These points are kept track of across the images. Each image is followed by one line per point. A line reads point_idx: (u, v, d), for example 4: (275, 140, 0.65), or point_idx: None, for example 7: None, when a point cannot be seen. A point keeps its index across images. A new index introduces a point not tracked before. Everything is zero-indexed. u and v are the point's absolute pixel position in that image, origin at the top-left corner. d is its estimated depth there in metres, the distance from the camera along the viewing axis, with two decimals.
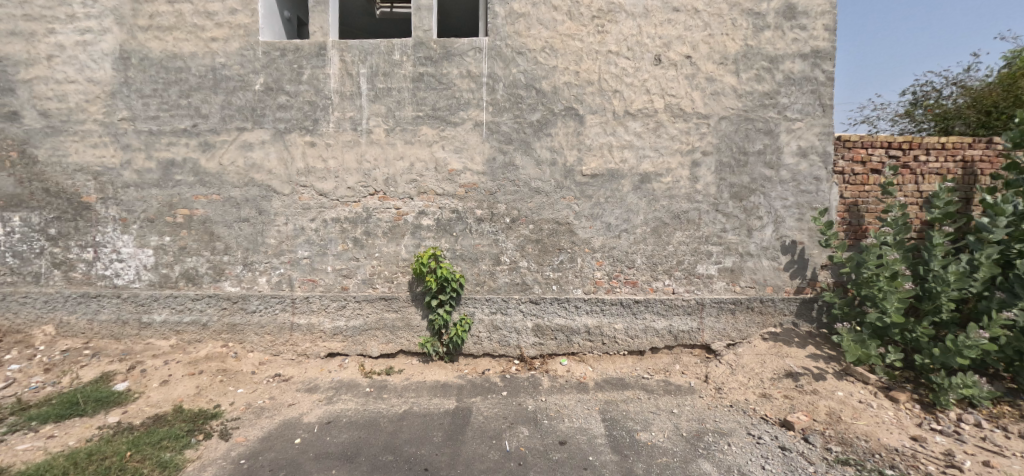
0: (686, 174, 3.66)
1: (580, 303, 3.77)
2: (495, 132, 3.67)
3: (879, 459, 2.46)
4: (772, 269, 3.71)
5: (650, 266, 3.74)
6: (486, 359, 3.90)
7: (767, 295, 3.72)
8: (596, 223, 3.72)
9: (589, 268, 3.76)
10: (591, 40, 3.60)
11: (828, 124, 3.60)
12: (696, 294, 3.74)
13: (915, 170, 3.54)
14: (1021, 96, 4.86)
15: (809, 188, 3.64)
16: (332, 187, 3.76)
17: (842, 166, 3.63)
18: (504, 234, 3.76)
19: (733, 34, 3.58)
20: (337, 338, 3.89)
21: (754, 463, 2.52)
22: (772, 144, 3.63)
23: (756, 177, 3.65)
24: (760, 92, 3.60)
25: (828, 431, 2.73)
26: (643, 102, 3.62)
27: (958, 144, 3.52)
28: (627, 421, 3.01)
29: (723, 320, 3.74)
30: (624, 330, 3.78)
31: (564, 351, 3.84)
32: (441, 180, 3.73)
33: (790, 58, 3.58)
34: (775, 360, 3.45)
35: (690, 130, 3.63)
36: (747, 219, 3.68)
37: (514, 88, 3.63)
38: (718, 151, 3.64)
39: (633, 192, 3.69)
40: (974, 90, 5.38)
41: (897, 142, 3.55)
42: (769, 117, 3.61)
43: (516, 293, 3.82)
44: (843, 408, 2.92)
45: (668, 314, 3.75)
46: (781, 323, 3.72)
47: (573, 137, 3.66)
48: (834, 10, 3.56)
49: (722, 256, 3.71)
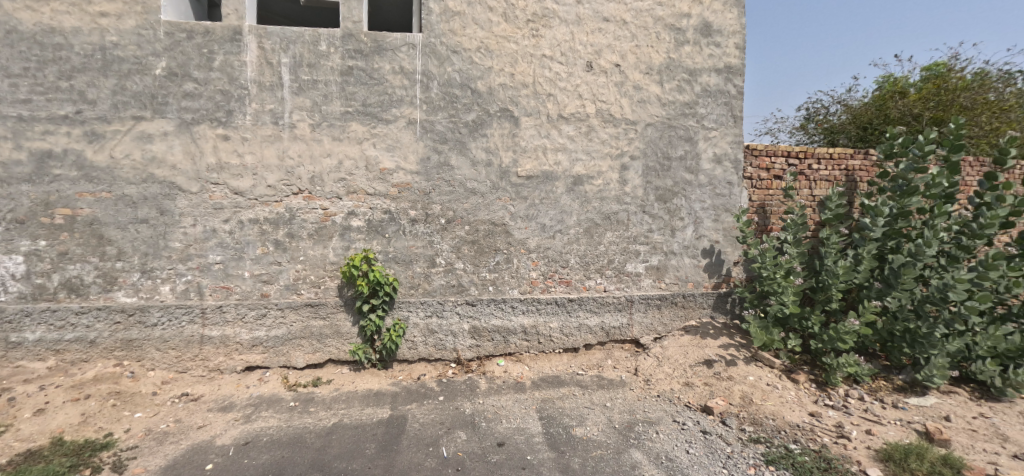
0: (616, 177, 3.83)
1: (517, 303, 3.79)
2: (429, 131, 3.59)
3: (785, 435, 2.73)
4: (692, 267, 3.98)
5: (583, 266, 3.85)
6: (422, 364, 3.79)
7: (688, 290, 3.99)
8: (531, 224, 3.77)
9: (525, 268, 3.80)
10: (526, 43, 3.64)
11: (738, 133, 3.95)
12: (625, 291, 3.92)
13: (810, 176, 3.99)
14: (889, 115, 5.74)
15: (723, 192, 3.96)
16: (249, 185, 3.44)
17: (751, 172, 4.01)
18: (440, 235, 3.68)
19: (657, 46, 3.80)
20: (256, 349, 3.57)
21: (680, 449, 2.67)
22: (691, 151, 3.90)
23: (678, 181, 3.90)
24: (681, 102, 3.86)
25: (742, 413, 2.97)
26: (576, 106, 3.73)
27: (842, 155, 4.01)
28: (564, 418, 3.07)
29: (650, 315, 3.95)
30: (559, 328, 3.86)
31: (500, 352, 3.83)
32: (372, 179, 3.56)
33: (707, 72, 3.89)
34: (696, 350, 3.71)
35: (619, 135, 3.80)
36: (670, 220, 3.93)
37: (449, 87, 3.57)
38: (644, 155, 3.84)
39: (566, 194, 3.78)
40: (853, 108, 6.23)
41: (795, 151, 3.98)
42: (689, 126, 3.88)
43: (452, 295, 3.75)
44: (754, 391, 3.20)
45: (600, 311, 3.89)
46: (701, 316, 4.01)
47: (509, 139, 3.67)
48: (743, 31, 3.92)
49: (649, 255, 3.92)
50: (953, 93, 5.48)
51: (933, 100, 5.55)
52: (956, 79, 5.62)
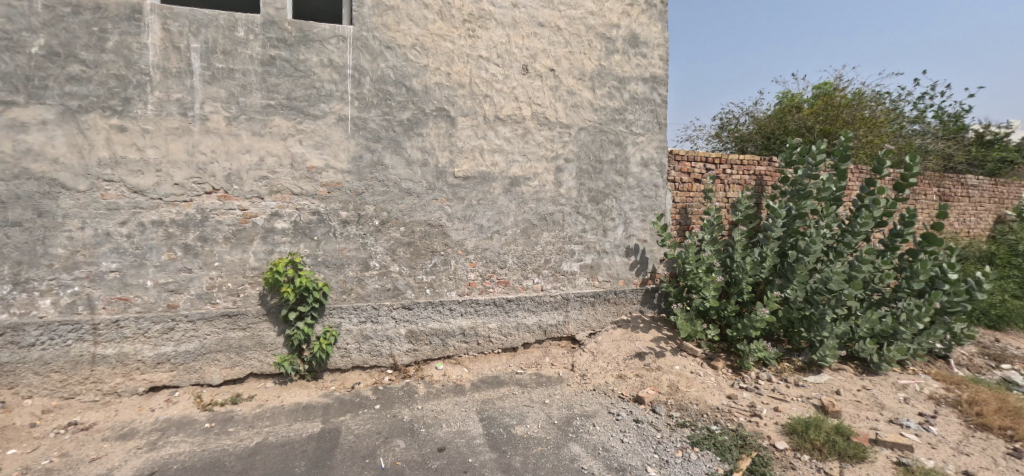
0: (551, 178, 3.93)
1: (455, 305, 3.75)
2: (361, 128, 3.44)
3: (707, 418, 2.95)
4: (623, 264, 4.19)
5: (520, 266, 3.90)
6: (356, 372, 3.62)
7: (620, 287, 4.19)
8: (469, 224, 3.75)
9: (463, 270, 3.76)
10: (462, 43, 3.62)
11: (663, 139, 4.23)
12: (562, 290, 4.02)
13: (724, 180, 4.37)
14: (788, 127, 6.46)
15: (650, 194, 4.21)
16: (152, 183, 3.08)
17: (674, 175, 4.30)
18: (374, 237, 3.54)
19: (589, 53, 3.96)
20: (162, 367, 3.19)
21: (615, 439, 2.78)
22: (621, 154, 4.10)
23: (610, 183, 4.09)
24: (611, 108, 4.05)
25: (670, 400, 3.17)
26: (512, 108, 3.77)
27: (751, 162, 4.44)
28: (504, 418, 3.07)
29: (585, 312, 4.09)
30: (498, 329, 3.87)
31: (439, 355, 3.77)
32: (297, 178, 3.34)
33: (635, 81, 4.11)
34: (627, 344, 3.90)
35: (554, 138, 3.90)
36: (602, 220, 4.10)
37: (382, 84, 3.45)
38: (578, 158, 3.98)
39: (504, 195, 3.81)
40: (759, 120, 6.93)
41: (711, 157, 4.34)
42: (619, 131, 4.08)
43: (387, 299, 3.62)
44: (679, 379, 3.43)
45: (538, 310, 3.96)
46: (631, 311, 4.23)
47: (445, 138, 3.62)
48: (666, 44, 4.20)
49: (583, 254, 4.06)
50: (838, 109, 6.29)
51: (822, 115, 6.33)
52: (840, 97, 6.45)
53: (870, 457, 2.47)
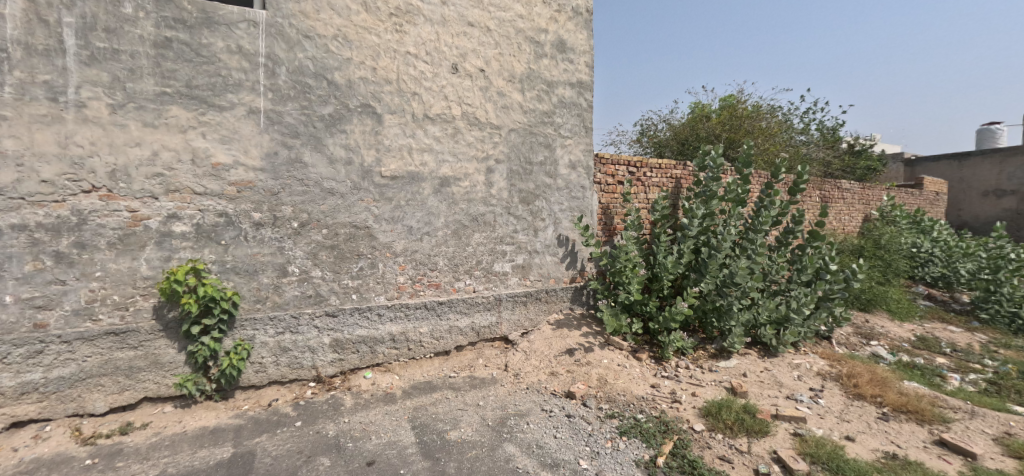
0: (482, 179, 3.92)
1: (384, 311, 3.59)
2: (276, 122, 3.18)
3: (633, 407, 3.09)
4: (553, 264, 4.29)
5: (452, 267, 3.83)
6: (273, 387, 3.33)
7: (550, 286, 4.29)
8: (397, 226, 3.61)
9: (392, 273, 3.62)
10: (388, 38, 3.49)
11: (589, 143, 4.41)
12: (494, 291, 4.02)
13: (645, 182, 4.66)
14: (699, 135, 7.08)
15: (578, 195, 4.36)
16: (10, 180, 2.58)
17: (600, 177, 4.50)
18: (292, 240, 3.28)
19: (519, 56, 4.02)
20: (27, 398, 2.70)
21: (549, 435, 2.81)
22: (550, 156, 4.21)
23: (540, 184, 4.17)
24: (540, 110, 4.14)
25: (599, 393, 3.28)
26: (442, 107, 3.71)
27: (668, 166, 4.78)
28: (437, 424, 2.98)
29: (517, 312, 4.13)
30: (430, 333, 3.77)
31: (367, 364, 3.58)
32: (201, 176, 3.01)
33: (562, 85, 4.25)
34: (559, 341, 3.98)
35: (484, 139, 3.89)
36: (533, 221, 4.17)
37: (300, 76, 3.22)
38: (508, 159, 4.01)
39: (434, 196, 3.73)
40: (675, 127, 7.51)
41: (633, 161, 4.61)
42: (548, 133, 4.18)
43: (308, 306, 3.36)
44: (608, 372, 3.56)
45: (471, 312, 3.91)
46: (562, 309, 4.35)
47: (371, 136, 3.47)
48: (591, 51, 4.39)
49: (515, 255, 4.10)
50: (740, 120, 7.00)
51: (727, 124, 7.01)
52: (741, 109, 7.19)
53: (771, 431, 2.73)
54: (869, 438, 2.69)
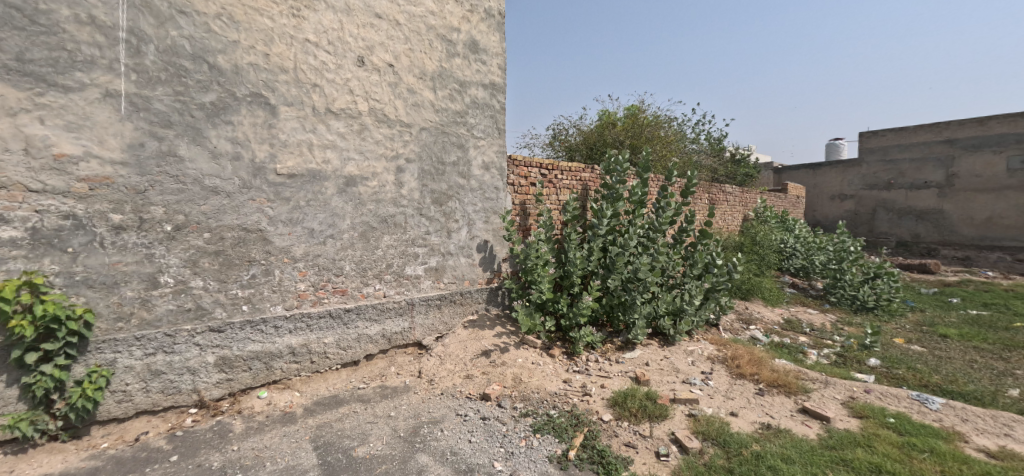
0: (392, 179, 3.76)
1: (282, 322, 3.26)
2: (142, 109, 2.72)
3: (546, 404, 3.15)
4: (467, 265, 4.27)
5: (359, 272, 3.61)
6: (142, 419, 2.84)
7: (465, 288, 4.26)
8: (296, 228, 3.31)
9: (291, 280, 3.30)
10: (284, 22, 3.19)
11: (502, 145, 4.47)
12: (406, 295, 3.88)
13: (556, 184, 4.88)
14: (604, 140, 7.59)
15: (491, 196, 4.40)
16: None
17: (513, 179, 4.58)
18: (165, 246, 2.83)
19: (430, 53, 3.93)
20: None
21: (463, 440, 2.75)
22: (463, 157, 4.19)
23: (452, 185, 4.13)
24: (452, 110, 4.11)
25: (514, 393, 3.30)
26: (346, 101, 3.48)
27: (577, 169, 5.06)
28: (343, 441, 2.76)
29: (431, 316, 4.03)
30: (336, 343, 3.51)
31: (262, 382, 3.22)
32: (37, 169, 2.45)
33: (474, 86, 4.26)
34: (474, 343, 3.95)
35: (394, 137, 3.74)
36: (446, 222, 4.11)
37: (174, 56, 2.80)
38: (419, 159, 3.90)
39: (339, 196, 3.48)
40: (583, 132, 7.95)
41: (545, 163, 4.79)
42: (460, 133, 4.16)
43: (186, 322, 2.92)
44: (523, 371, 3.60)
45: (381, 319, 3.72)
46: (477, 310, 4.34)
47: (264, 129, 3.14)
48: (503, 54, 4.46)
49: (427, 257, 4.00)
50: (641, 127, 7.60)
51: (630, 131, 7.58)
52: (642, 117, 7.81)
53: (670, 414, 2.95)
54: (749, 412, 3.02)
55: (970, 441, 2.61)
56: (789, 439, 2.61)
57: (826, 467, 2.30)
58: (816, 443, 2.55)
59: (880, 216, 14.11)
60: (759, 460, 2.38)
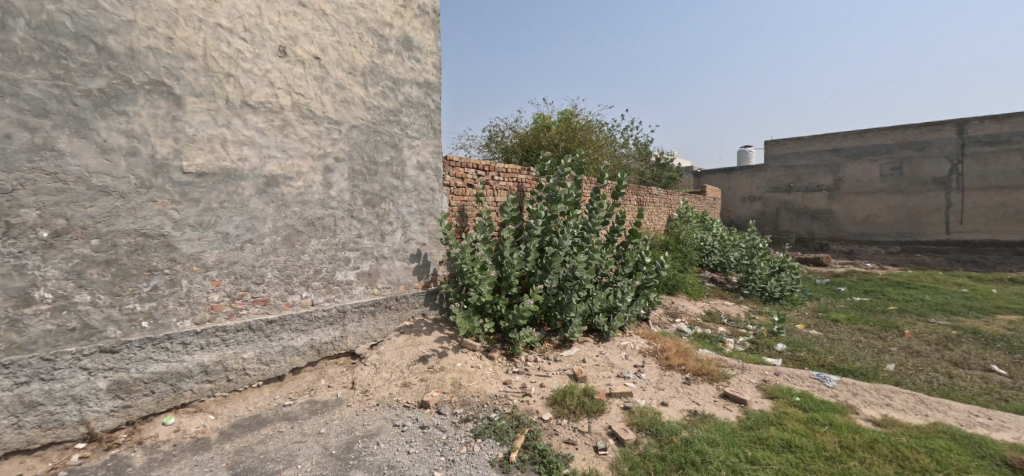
0: (319, 179, 3.52)
1: (192, 338, 2.91)
2: (7, 94, 2.29)
3: (487, 407, 3.12)
4: (403, 269, 4.13)
5: (283, 279, 3.34)
6: (11, 461, 2.39)
7: (400, 292, 4.11)
8: (208, 233, 2.98)
9: (202, 291, 2.96)
10: (191, 3, 2.86)
11: (437, 145, 4.39)
12: (336, 302, 3.65)
13: (493, 186, 4.90)
14: (539, 143, 7.78)
15: (427, 197, 4.30)
16: None
17: (449, 180, 4.52)
18: (39, 256, 2.40)
19: (360, 47, 3.75)
20: None
21: (401, 452, 2.63)
22: (397, 157, 4.05)
23: (386, 186, 3.98)
24: (385, 108, 3.95)
25: (453, 398, 3.23)
26: (266, 94, 3.21)
27: (513, 170, 5.13)
28: (265, 465, 2.52)
29: (364, 323, 3.83)
30: (257, 357, 3.22)
31: (167, 407, 2.86)
32: None
33: (408, 84, 4.14)
34: (411, 349, 3.81)
35: (321, 134, 3.51)
36: (379, 225, 3.95)
37: (49, 34, 2.39)
38: (350, 158, 3.71)
39: (258, 197, 3.20)
40: (519, 135, 8.12)
41: (481, 165, 4.78)
42: (393, 132, 4.02)
43: (69, 343, 2.50)
44: (462, 375, 3.53)
45: (309, 329, 3.47)
46: (414, 315, 4.21)
47: (166, 121, 2.78)
48: (438, 53, 4.39)
49: (360, 261, 3.81)
50: (574, 131, 7.87)
51: (564, 134, 7.81)
52: (575, 121, 8.09)
53: (606, 408, 3.04)
54: (678, 401, 3.21)
55: (859, 412, 2.98)
56: (713, 423, 2.80)
57: (745, 446, 2.50)
58: (736, 425, 2.76)
59: (783, 216, 15.77)
60: (688, 445, 2.53)
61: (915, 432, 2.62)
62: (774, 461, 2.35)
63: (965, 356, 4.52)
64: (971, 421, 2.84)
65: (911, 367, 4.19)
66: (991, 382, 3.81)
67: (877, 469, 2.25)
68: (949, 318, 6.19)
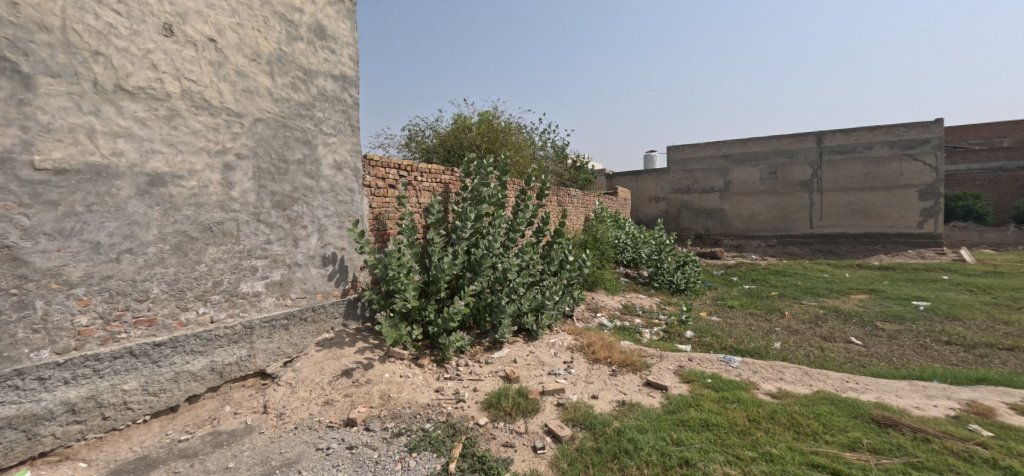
0: (218, 178, 3.10)
1: (52, 372, 2.37)
2: None
3: (420, 418, 2.98)
4: (320, 277, 3.81)
5: (174, 294, 2.87)
6: None
7: (317, 302, 3.78)
8: (70, 243, 2.45)
9: (64, 314, 2.43)
10: None
11: (356, 143, 4.13)
12: (241, 318, 3.24)
13: (416, 187, 4.73)
14: (461, 144, 7.71)
15: (345, 199, 4.01)
16: None
17: (369, 180, 4.26)
18: None
19: (265, 33, 3.38)
20: None
21: None
22: (310, 155, 3.72)
23: (298, 186, 3.64)
24: (296, 101, 3.61)
25: (383, 412, 3.04)
26: (148, 78, 2.74)
27: (437, 171, 5.00)
28: None
29: (276, 339, 3.45)
30: (142, 388, 2.73)
31: (17, 461, 2.30)
32: None
33: (322, 76, 3.83)
34: (332, 363, 3.52)
35: (218, 127, 3.09)
36: (291, 229, 3.59)
37: None
38: (255, 155, 3.32)
39: (140, 199, 2.71)
40: (440, 135, 7.96)
41: (403, 165, 4.58)
42: (306, 128, 3.68)
43: None
44: (391, 387, 3.34)
45: (209, 350, 3.03)
46: (333, 326, 3.90)
47: (9, 105, 2.23)
48: (355, 45, 4.13)
49: (269, 270, 3.43)
50: (496, 133, 7.93)
51: (486, 136, 7.83)
52: (496, 123, 8.16)
53: (541, 407, 3.08)
54: (607, 393, 3.35)
55: (759, 387, 3.37)
56: (640, 411, 2.97)
57: (670, 430, 2.69)
58: (660, 410, 2.96)
59: (684, 215, 17.44)
60: (621, 435, 2.64)
61: (804, 401, 3.03)
62: (696, 440, 2.55)
63: (831, 331, 5.36)
64: (843, 386, 3.35)
65: (793, 344, 4.86)
66: (852, 351, 4.56)
67: (779, 437, 2.55)
68: (817, 299, 7.31)
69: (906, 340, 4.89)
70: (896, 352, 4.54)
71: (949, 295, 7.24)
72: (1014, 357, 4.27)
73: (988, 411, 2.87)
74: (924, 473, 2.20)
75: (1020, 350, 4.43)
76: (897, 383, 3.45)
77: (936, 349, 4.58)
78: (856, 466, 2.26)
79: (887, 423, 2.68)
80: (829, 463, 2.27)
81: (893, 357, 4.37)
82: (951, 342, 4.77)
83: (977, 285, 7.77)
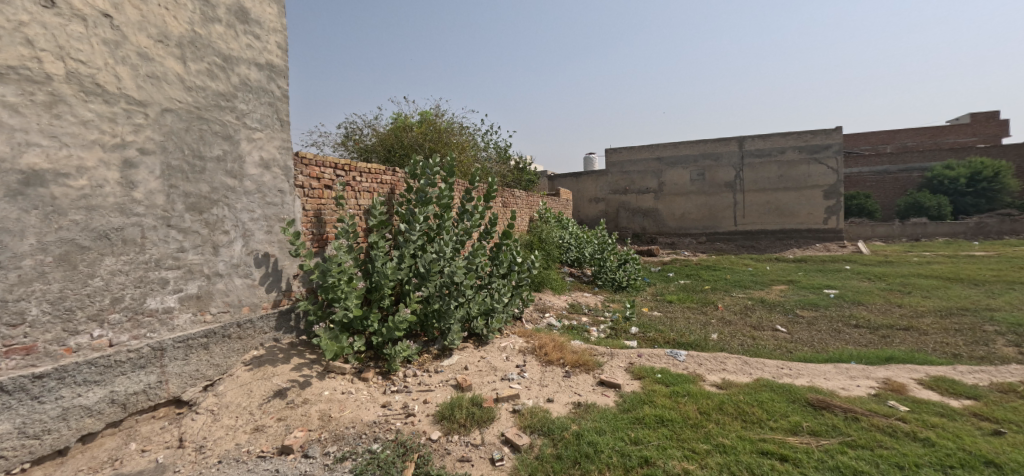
0: (116, 177, 2.65)
1: None
2: None
3: (366, 438, 2.75)
4: (245, 287, 3.42)
5: (59, 315, 2.40)
6: None
7: (243, 317, 3.39)
8: None
9: None
10: None
11: (285, 139, 3.77)
12: (149, 339, 2.80)
13: (355, 187, 4.43)
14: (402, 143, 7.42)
15: (275, 201, 3.64)
16: None
17: (302, 181, 3.90)
18: None
19: (175, 10, 2.95)
20: None
21: None
22: (231, 151, 3.32)
23: (218, 186, 3.23)
24: (213, 91, 3.21)
25: (323, 435, 2.77)
26: (21, 54, 2.26)
27: (378, 170, 4.72)
28: None
29: (194, 360, 3.03)
30: (19, 431, 2.23)
31: None
32: None
33: (246, 64, 3.45)
34: (262, 384, 3.15)
35: (116, 117, 2.65)
36: (210, 235, 3.18)
37: None
38: (163, 151, 2.89)
39: (10, 201, 2.23)
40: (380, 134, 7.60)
41: (340, 164, 4.26)
42: (226, 121, 3.29)
43: None
44: (332, 406, 3.06)
45: (107, 379, 2.57)
46: (262, 342, 3.51)
47: None
48: (283, 32, 3.78)
49: (183, 282, 3.01)
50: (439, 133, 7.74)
51: (429, 136, 7.61)
52: (439, 122, 7.97)
53: (496, 415, 2.96)
54: (562, 395, 3.32)
55: (705, 379, 3.51)
56: (597, 411, 2.97)
57: (628, 429, 2.70)
58: (616, 409, 2.98)
59: (623, 215, 18.16)
60: (580, 438, 2.60)
61: (747, 390, 3.19)
62: (653, 437, 2.58)
63: (760, 320, 5.78)
64: (779, 373, 3.59)
65: (729, 334, 5.18)
66: (779, 338, 4.94)
67: (729, 427, 2.66)
68: (745, 291, 7.90)
69: (823, 326, 5.40)
70: (816, 337, 4.98)
71: (852, 282, 8.14)
72: (909, 336, 4.86)
73: (901, 387, 3.21)
74: (858, 450, 2.37)
75: (914, 330, 5.06)
76: (824, 366, 3.76)
77: (848, 332, 5.10)
78: (800, 449, 2.39)
79: (821, 405, 2.89)
80: (777, 449, 2.39)
81: (814, 342, 4.80)
82: (860, 325, 5.34)
83: (873, 274, 8.84)
